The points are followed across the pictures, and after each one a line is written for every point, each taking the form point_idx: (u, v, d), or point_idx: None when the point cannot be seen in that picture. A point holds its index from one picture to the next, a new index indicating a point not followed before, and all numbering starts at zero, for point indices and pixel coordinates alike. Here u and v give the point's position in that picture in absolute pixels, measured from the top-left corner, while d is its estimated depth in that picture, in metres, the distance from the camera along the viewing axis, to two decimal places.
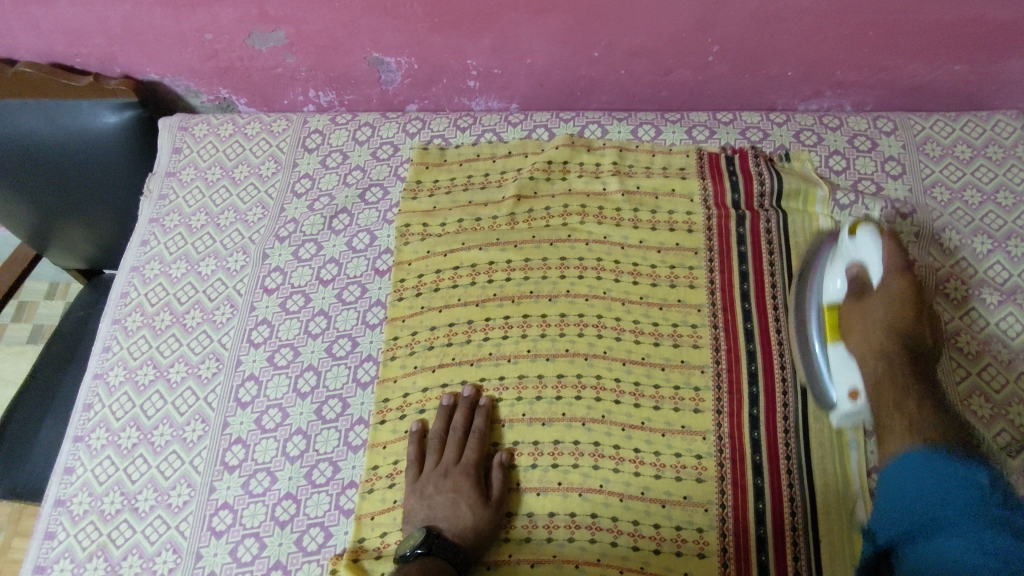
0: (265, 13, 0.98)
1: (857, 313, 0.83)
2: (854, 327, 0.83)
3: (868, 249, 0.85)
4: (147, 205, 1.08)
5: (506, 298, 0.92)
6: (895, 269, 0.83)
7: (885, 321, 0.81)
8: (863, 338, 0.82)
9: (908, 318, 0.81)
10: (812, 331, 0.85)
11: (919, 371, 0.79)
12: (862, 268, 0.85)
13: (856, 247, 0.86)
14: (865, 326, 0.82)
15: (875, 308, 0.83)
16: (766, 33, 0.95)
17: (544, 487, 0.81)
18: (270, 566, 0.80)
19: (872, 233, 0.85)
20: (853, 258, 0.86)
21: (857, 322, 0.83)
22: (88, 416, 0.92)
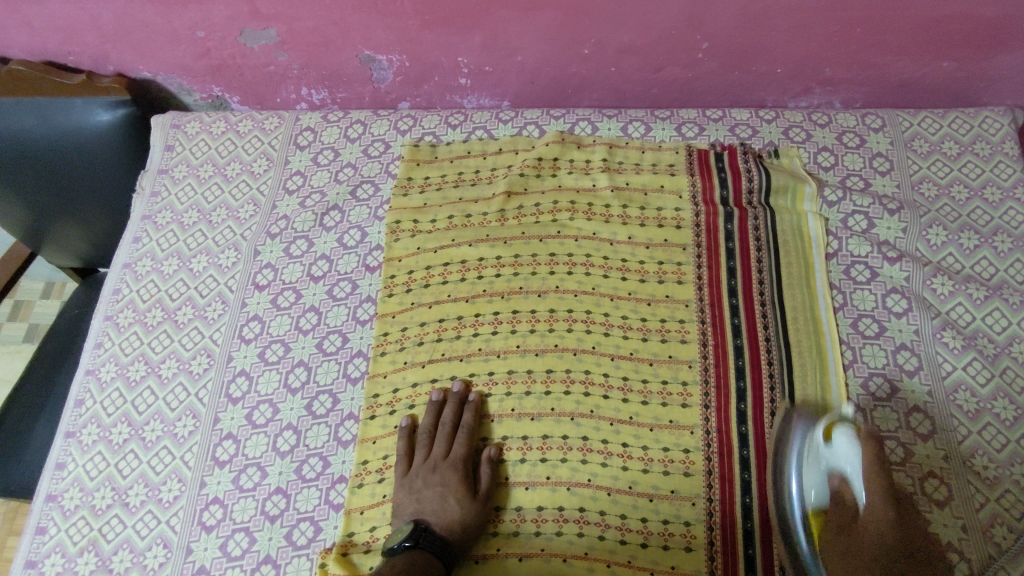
0: (256, 11, 0.98)
1: (840, 534, 0.74)
2: (835, 549, 0.73)
3: (846, 458, 0.76)
4: (140, 202, 1.08)
5: (495, 295, 0.93)
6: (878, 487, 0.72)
7: (867, 553, 0.70)
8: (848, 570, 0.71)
9: (895, 549, 0.69)
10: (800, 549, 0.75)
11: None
12: (843, 478, 0.76)
13: (833, 454, 0.77)
14: (847, 557, 0.71)
15: (856, 533, 0.72)
16: (755, 29, 0.96)
17: (533, 481, 0.82)
18: (260, 561, 0.80)
19: (850, 441, 0.76)
20: (832, 468, 0.77)
21: (839, 548, 0.72)
22: (80, 411, 0.92)
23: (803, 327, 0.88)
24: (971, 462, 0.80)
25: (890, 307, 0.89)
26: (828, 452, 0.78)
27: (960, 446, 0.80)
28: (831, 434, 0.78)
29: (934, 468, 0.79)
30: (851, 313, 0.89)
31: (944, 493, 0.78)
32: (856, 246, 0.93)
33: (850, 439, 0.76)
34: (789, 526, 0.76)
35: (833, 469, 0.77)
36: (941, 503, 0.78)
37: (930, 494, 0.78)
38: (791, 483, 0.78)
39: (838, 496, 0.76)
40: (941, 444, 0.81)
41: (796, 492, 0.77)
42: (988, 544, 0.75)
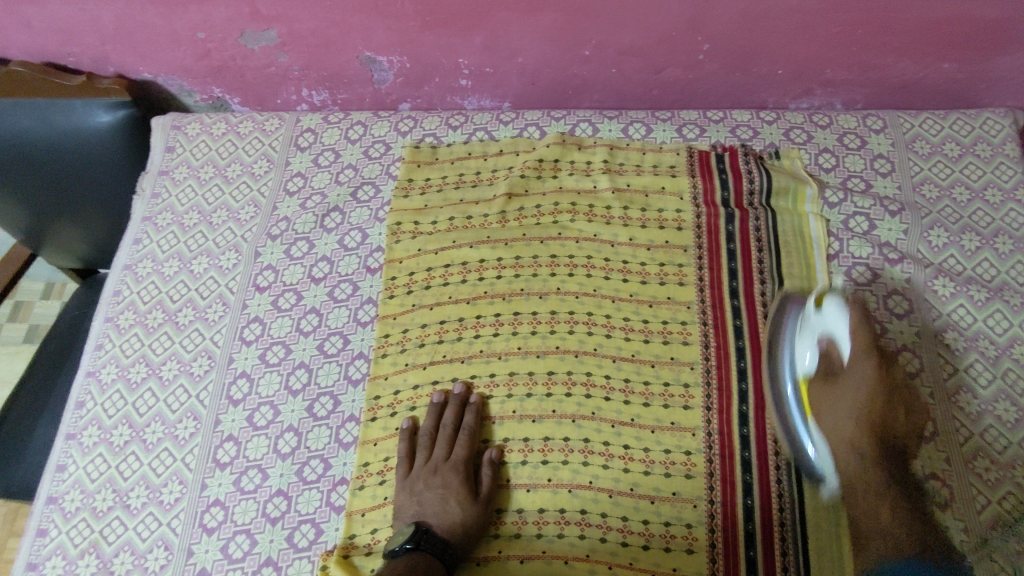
0: (256, 12, 0.98)
1: (829, 395, 0.80)
2: (826, 405, 0.80)
3: (836, 323, 0.81)
4: (140, 204, 1.08)
5: (496, 296, 0.92)
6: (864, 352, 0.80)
7: (854, 407, 0.78)
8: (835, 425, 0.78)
9: (881, 401, 0.78)
10: (791, 413, 0.82)
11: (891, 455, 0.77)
12: (829, 342, 0.81)
13: (823, 320, 0.82)
14: (837, 413, 0.79)
15: (844, 390, 0.80)
16: (756, 31, 0.96)
17: (534, 483, 0.82)
18: (261, 563, 0.80)
19: (840, 306, 0.81)
20: (820, 331, 0.82)
21: (830, 405, 0.79)
22: (80, 413, 0.92)
23: None
24: (973, 464, 0.79)
25: (891, 309, 0.89)
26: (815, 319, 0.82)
27: (962, 448, 0.80)
28: (821, 302, 0.82)
29: (936, 470, 0.79)
30: None
31: (945, 496, 0.78)
32: (857, 248, 0.93)
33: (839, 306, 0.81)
34: (782, 395, 0.83)
35: (821, 333, 0.82)
36: (943, 505, 0.77)
37: (932, 496, 0.78)
38: (785, 353, 0.84)
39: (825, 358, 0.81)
40: (942, 446, 0.81)
41: (790, 360, 0.83)
42: (990, 546, 0.75)
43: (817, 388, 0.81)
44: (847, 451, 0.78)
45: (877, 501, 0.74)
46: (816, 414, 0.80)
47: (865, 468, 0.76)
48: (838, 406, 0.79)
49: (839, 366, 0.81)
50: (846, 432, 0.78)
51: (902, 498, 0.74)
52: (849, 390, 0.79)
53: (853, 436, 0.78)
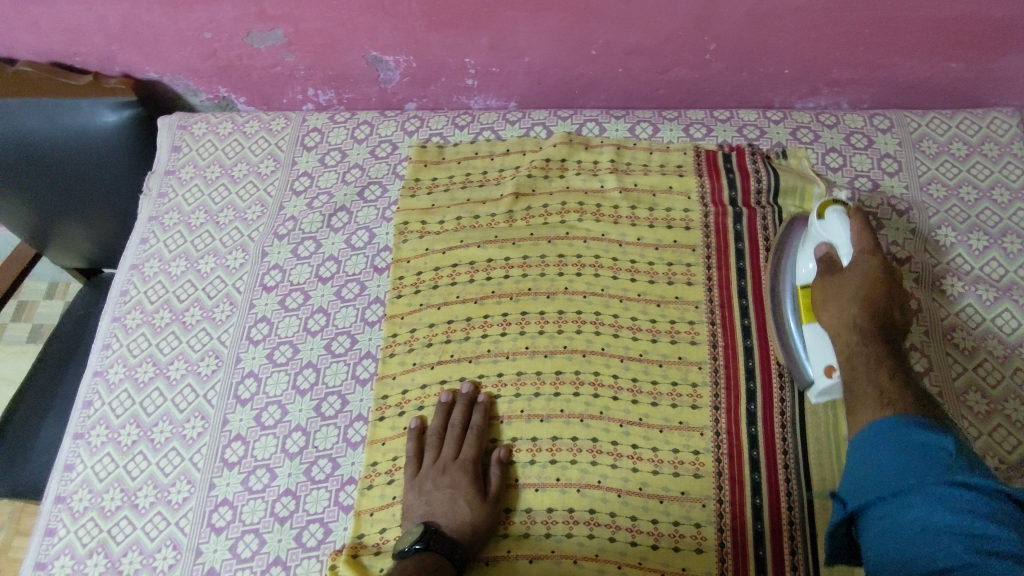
0: (263, 12, 0.98)
1: (828, 287, 0.80)
2: (826, 302, 0.80)
3: (834, 228, 0.82)
4: (147, 204, 1.08)
5: (504, 295, 0.92)
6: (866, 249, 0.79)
7: (856, 295, 0.78)
8: (836, 314, 0.78)
9: (879, 292, 0.78)
10: (791, 318, 0.85)
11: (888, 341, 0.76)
12: (829, 249, 0.82)
13: (823, 228, 0.83)
14: (837, 302, 0.79)
15: (842, 283, 0.79)
16: (762, 30, 0.96)
17: (543, 483, 0.82)
18: (270, 562, 0.80)
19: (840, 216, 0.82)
20: (820, 239, 0.84)
21: (829, 299, 0.80)
22: (88, 413, 0.92)
23: None
24: None
25: None
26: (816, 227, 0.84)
27: (971, 448, 0.80)
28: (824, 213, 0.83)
29: None
30: None
31: None
32: None
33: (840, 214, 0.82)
34: (783, 307, 0.87)
35: (822, 240, 0.83)
36: None
37: None
38: (790, 267, 0.87)
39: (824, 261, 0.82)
40: None
41: (794, 270, 0.87)
42: None
43: (817, 287, 0.82)
44: (847, 334, 0.77)
45: (873, 375, 0.73)
46: (815, 313, 0.81)
47: (862, 348, 0.75)
48: (836, 294, 0.79)
49: (839, 265, 0.81)
50: (844, 317, 0.78)
51: (899, 370, 0.73)
52: (846, 282, 0.79)
53: (852, 320, 0.77)
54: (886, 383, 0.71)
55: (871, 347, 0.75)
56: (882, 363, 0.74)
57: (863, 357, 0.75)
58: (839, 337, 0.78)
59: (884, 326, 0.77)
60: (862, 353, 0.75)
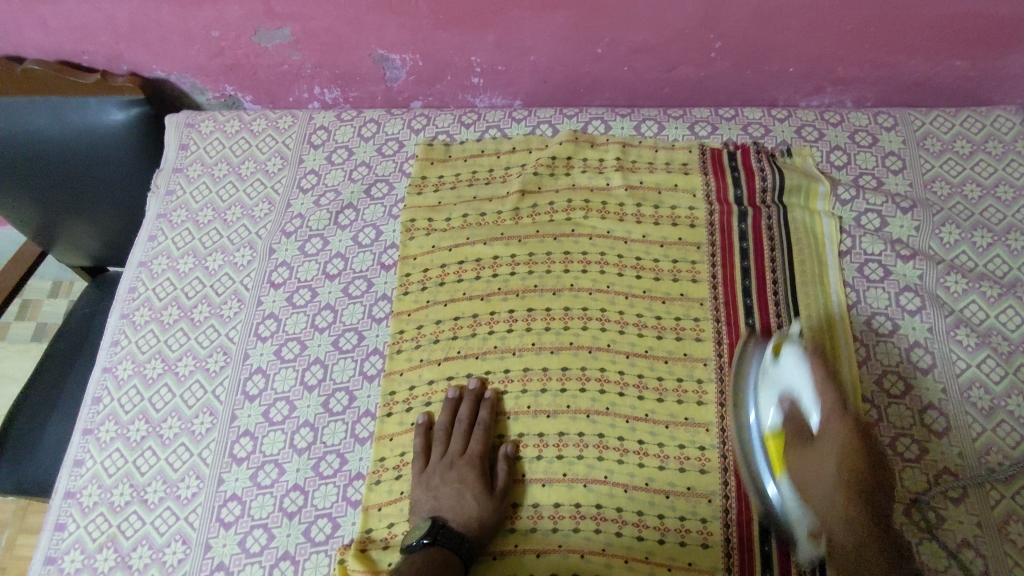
0: (271, 11, 0.99)
1: (803, 454, 0.74)
2: (805, 475, 0.73)
3: (791, 373, 0.77)
4: (155, 201, 1.09)
5: (510, 292, 0.93)
6: (832, 408, 0.74)
7: (836, 471, 0.71)
8: (820, 494, 0.72)
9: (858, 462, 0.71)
10: (761, 473, 0.77)
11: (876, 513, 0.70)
12: (793, 399, 0.77)
13: (782, 371, 0.78)
14: (818, 479, 0.72)
15: (818, 453, 0.73)
16: (767, 29, 0.96)
17: (549, 479, 0.82)
18: (279, 557, 0.81)
19: (797, 359, 0.78)
20: (783, 387, 0.78)
21: (803, 466, 0.73)
22: (97, 409, 0.93)
23: (817, 325, 0.88)
24: (986, 459, 0.80)
25: (903, 306, 0.90)
26: (774, 369, 0.80)
27: (975, 444, 0.81)
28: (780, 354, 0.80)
29: (950, 465, 0.80)
30: (866, 310, 0.90)
31: (959, 490, 0.78)
32: (870, 245, 0.94)
33: (796, 355, 0.78)
34: (749, 458, 0.78)
35: (783, 389, 0.78)
36: (957, 500, 0.78)
37: (946, 491, 0.79)
38: (751, 412, 0.80)
39: (791, 417, 0.76)
40: (955, 441, 0.81)
41: (755, 415, 0.80)
42: (1005, 541, 0.76)
43: (787, 447, 0.75)
44: (840, 519, 0.70)
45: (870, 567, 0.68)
46: (787, 475, 0.74)
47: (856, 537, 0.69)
48: (812, 469, 0.73)
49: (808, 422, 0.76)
50: (831, 498, 0.71)
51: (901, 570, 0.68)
52: (821, 450, 0.73)
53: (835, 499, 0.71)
54: None
55: (868, 542, 0.69)
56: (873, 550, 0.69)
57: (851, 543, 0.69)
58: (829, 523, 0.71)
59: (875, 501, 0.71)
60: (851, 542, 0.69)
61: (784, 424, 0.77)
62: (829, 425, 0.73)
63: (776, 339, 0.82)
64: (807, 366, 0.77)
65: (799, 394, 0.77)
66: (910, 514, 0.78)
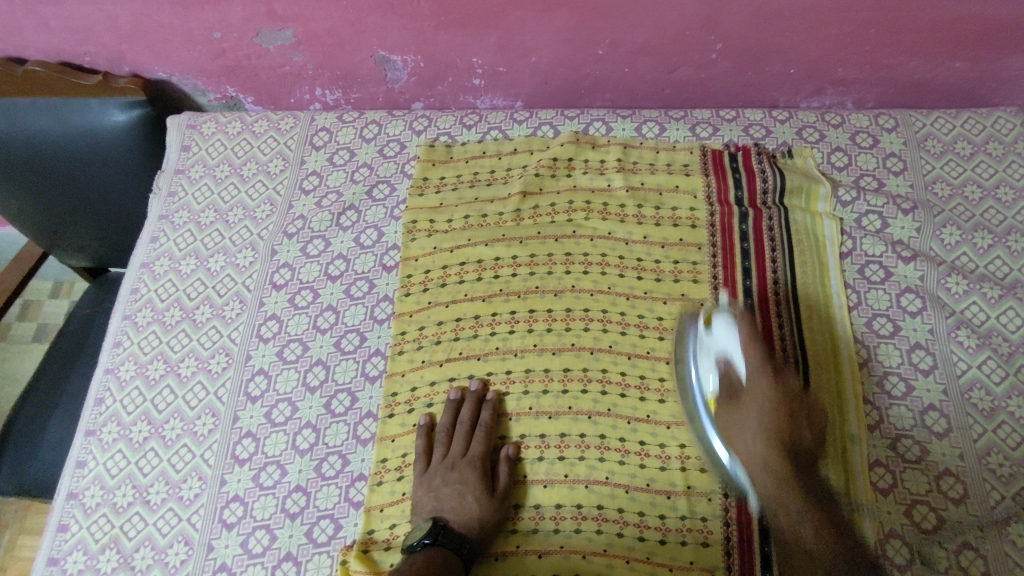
0: (273, 12, 0.99)
1: (732, 420, 0.78)
2: (733, 433, 0.78)
3: (724, 341, 0.82)
4: (156, 202, 1.09)
5: (512, 293, 0.93)
6: (759, 371, 0.79)
7: (759, 429, 0.76)
8: (748, 450, 0.76)
9: (781, 419, 0.77)
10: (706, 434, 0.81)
11: (805, 478, 0.75)
12: (726, 362, 0.81)
13: (715, 337, 0.82)
14: (745, 434, 0.77)
15: (745, 416, 0.78)
16: (769, 30, 0.96)
17: (551, 480, 0.82)
18: (281, 558, 0.81)
19: (726, 324, 0.82)
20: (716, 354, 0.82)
21: (736, 432, 0.77)
22: (99, 410, 0.93)
23: (818, 326, 0.89)
24: (986, 460, 0.80)
25: (905, 307, 0.90)
26: (707, 338, 0.83)
27: (975, 445, 0.81)
28: (711, 323, 0.84)
29: (951, 466, 0.80)
30: (866, 312, 0.90)
31: (960, 491, 0.79)
32: (871, 246, 0.94)
33: (727, 323, 0.82)
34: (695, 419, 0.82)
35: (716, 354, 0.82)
36: (957, 500, 0.78)
37: (946, 492, 0.79)
38: (689, 374, 0.84)
39: (727, 380, 0.80)
40: (956, 442, 0.81)
41: (693, 378, 0.83)
42: (1006, 541, 0.76)
43: (720, 412, 0.79)
44: (764, 476, 0.75)
45: (801, 517, 0.73)
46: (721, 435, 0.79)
47: (781, 486, 0.74)
48: (739, 424, 0.78)
49: (737, 382, 0.80)
50: (755, 455, 0.76)
51: (824, 515, 0.72)
52: (750, 408, 0.78)
53: (761, 452, 0.75)
54: (818, 526, 0.72)
55: (790, 492, 0.74)
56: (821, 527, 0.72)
57: (772, 493, 0.74)
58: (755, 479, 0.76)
59: (804, 465, 0.76)
60: (775, 482, 0.74)
61: (718, 383, 0.80)
62: (756, 387, 0.79)
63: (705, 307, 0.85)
64: (737, 334, 0.81)
65: (730, 359, 0.81)
66: (911, 515, 0.78)
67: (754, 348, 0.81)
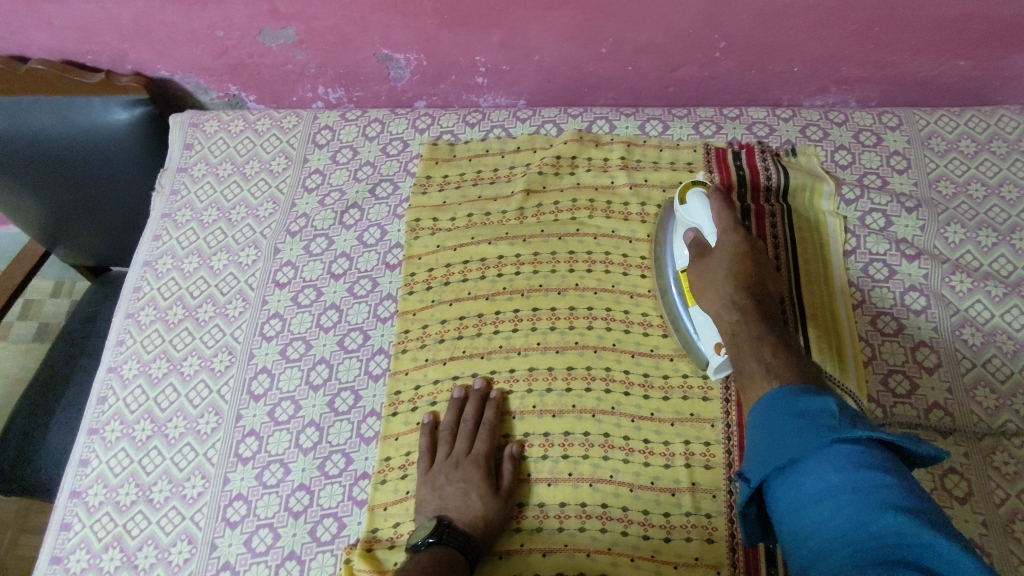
0: (276, 10, 0.99)
1: (700, 272, 0.84)
2: (700, 283, 0.83)
3: (696, 212, 0.89)
4: (159, 202, 1.09)
5: (515, 291, 0.93)
6: (727, 227, 0.85)
7: (724, 274, 0.82)
8: (710, 295, 0.81)
9: (745, 266, 0.82)
10: (675, 305, 0.88)
11: (764, 311, 0.79)
12: (697, 232, 0.88)
13: (689, 210, 0.90)
14: (710, 281, 0.82)
15: (712, 264, 0.83)
16: (772, 29, 0.96)
17: (555, 478, 0.82)
18: (285, 556, 0.81)
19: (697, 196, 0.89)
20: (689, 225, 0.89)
21: (702, 280, 0.83)
22: (102, 409, 0.93)
23: (823, 324, 0.89)
24: (991, 458, 0.80)
25: (909, 305, 0.90)
26: (682, 213, 0.91)
27: (980, 443, 0.81)
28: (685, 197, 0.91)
29: (956, 465, 0.80)
30: (871, 310, 0.90)
31: (965, 489, 0.79)
32: (874, 244, 0.94)
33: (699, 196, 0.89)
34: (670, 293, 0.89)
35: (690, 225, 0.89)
36: (963, 499, 0.78)
37: (951, 490, 0.79)
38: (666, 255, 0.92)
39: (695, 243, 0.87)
40: (961, 441, 0.81)
41: (670, 258, 0.91)
42: (1011, 540, 0.76)
43: (688, 270, 0.85)
44: (725, 312, 0.79)
45: (756, 337, 0.75)
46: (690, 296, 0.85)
47: (740, 319, 0.78)
48: (706, 274, 0.83)
49: (708, 244, 0.86)
50: (718, 298, 0.80)
51: (777, 343, 0.75)
52: (716, 258, 0.84)
53: (724, 294, 0.80)
54: (767, 354, 0.73)
55: (746, 322, 0.77)
56: (779, 360, 0.72)
57: (731, 322, 0.78)
58: (719, 320, 0.80)
59: (766, 306, 0.80)
60: (736, 322, 0.78)
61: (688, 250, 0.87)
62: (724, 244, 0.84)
63: (681, 185, 0.92)
64: (708, 204, 0.88)
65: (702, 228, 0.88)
66: None
67: (725, 214, 0.87)
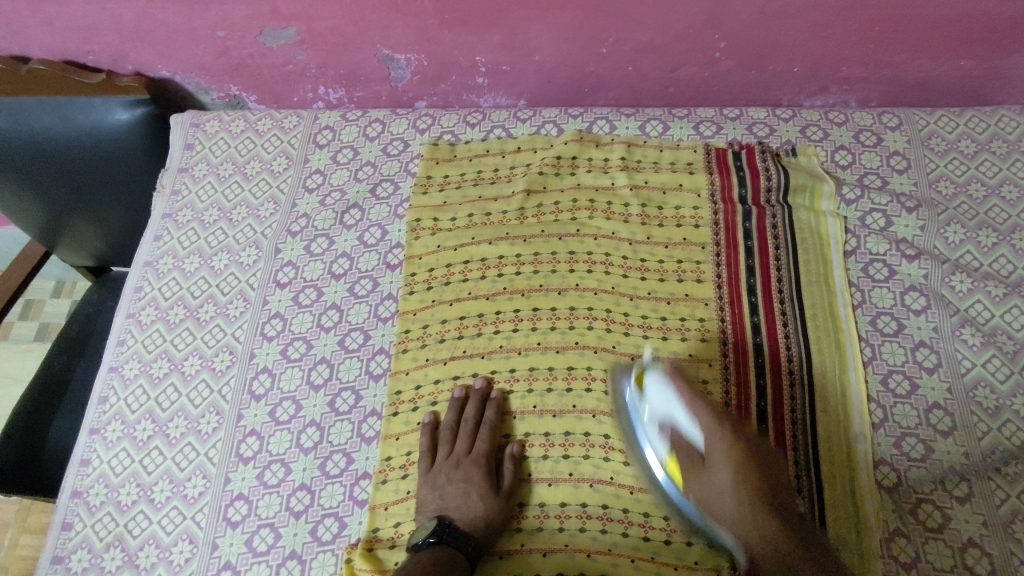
0: (277, 10, 0.99)
1: (701, 482, 0.75)
2: (709, 495, 0.75)
3: (661, 402, 0.78)
4: (160, 201, 1.09)
5: (516, 292, 0.93)
6: (712, 425, 0.76)
7: (735, 487, 0.74)
8: (728, 512, 0.74)
9: (753, 471, 0.74)
10: (665, 496, 0.79)
11: (792, 519, 0.73)
12: (672, 424, 0.78)
13: (652, 400, 0.79)
14: (722, 493, 0.74)
15: (716, 475, 0.75)
16: (772, 29, 0.96)
17: (556, 478, 0.82)
18: (285, 556, 0.81)
19: (660, 382, 0.78)
20: (661, 416, 0.78)
21: (708, 492, 0.75)
22: (104, 408, 0.93)
23: (822, 324, 0.89)
24: (991, 458, 0.80)
25: (909, 305, 0.90)
26: (645, 401, 0.79)
27: (980, 444, 0.81)
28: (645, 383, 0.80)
29: (956, 465, 0.80)
30: (870, 310, 0.90)
31: (965, 490, 0.79)
32: (874, 244, 0.94)
33: (661, 381, 0.78)
34: (655, 484, 0.79)
35: (659, 419, 0.78)
36: (963, 500, 0.78)
37: (951, 490, 0.79)
38: (635, 436, 0.81)
39: (678, 441, 0.77)
40: (961, 441, 0.81)
41: (642, 444, 0.80)
42: (1011, 540, 0.76)
43: (686, 477, 0.76)
44: (754, 533, 0.72)
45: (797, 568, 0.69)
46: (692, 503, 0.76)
47: (771, 540, 0.71)
48: (714, 496, 0.74)
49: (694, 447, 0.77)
50: (742, 517, 0.73)
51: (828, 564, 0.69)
52: (716, 466, 0.75)
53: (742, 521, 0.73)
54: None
55: (780, 544, 0.70)
56: None
57: (762, 544, 0.71)
58: (748, 536, 0.73)
59: (785, 510, 0.73)
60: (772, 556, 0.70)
61: (671, 448, 0.77)
62: (715, 447, 0.75)
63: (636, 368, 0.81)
64: (673, 393, 0.78)
65: (674, 420, 0.78)
66: (916, 514, 0.78)
67: (698, 405, 0.77)
